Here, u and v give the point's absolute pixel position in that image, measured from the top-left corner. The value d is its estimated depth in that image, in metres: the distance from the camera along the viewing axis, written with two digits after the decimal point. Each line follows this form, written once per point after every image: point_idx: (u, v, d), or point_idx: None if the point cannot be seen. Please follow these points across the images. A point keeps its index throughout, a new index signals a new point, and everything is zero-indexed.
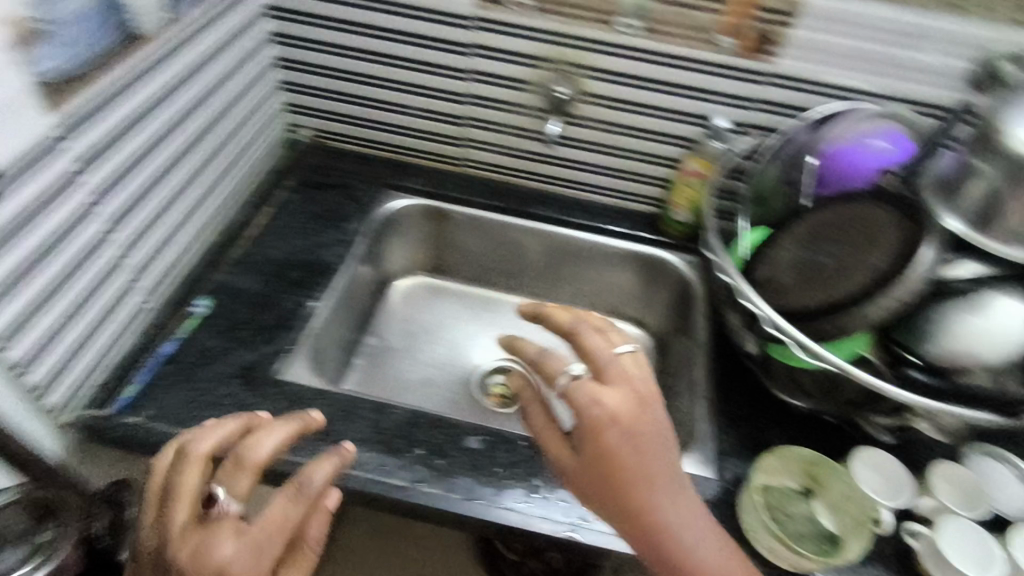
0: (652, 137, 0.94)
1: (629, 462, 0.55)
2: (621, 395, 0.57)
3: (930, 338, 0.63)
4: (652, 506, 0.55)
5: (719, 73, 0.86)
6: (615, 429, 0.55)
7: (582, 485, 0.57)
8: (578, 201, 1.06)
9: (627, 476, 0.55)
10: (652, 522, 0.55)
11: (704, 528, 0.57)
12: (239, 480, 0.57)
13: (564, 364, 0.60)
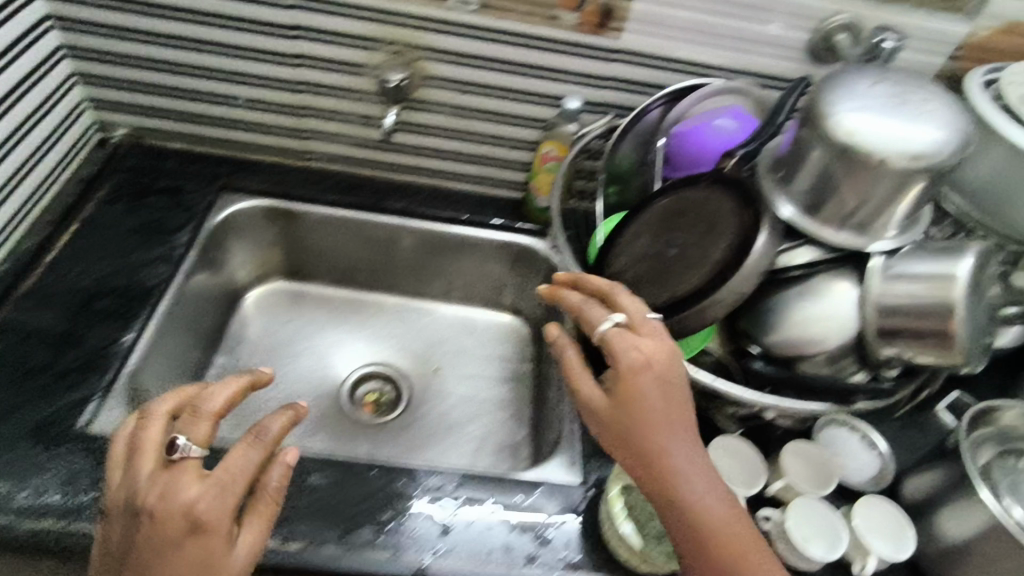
0: (506, 119, 0.88)
1: (653, 404, 0.54)
2: (656, 347, 0.57)
3: (773, 328, 0.62)
4: (669, 452, 0.54)
5: (565, 51, 0.80)
6: (648, 371, 0.55)
7: (606, 425, 0.56)
8: (439, 190, 0.99)
9: (652, 418, 0.54)
10: (665, 468, 0.53)
11: (719, 489, 0.54)
12: (195, 428, 0.52)
13: (605, 312, 0.60)
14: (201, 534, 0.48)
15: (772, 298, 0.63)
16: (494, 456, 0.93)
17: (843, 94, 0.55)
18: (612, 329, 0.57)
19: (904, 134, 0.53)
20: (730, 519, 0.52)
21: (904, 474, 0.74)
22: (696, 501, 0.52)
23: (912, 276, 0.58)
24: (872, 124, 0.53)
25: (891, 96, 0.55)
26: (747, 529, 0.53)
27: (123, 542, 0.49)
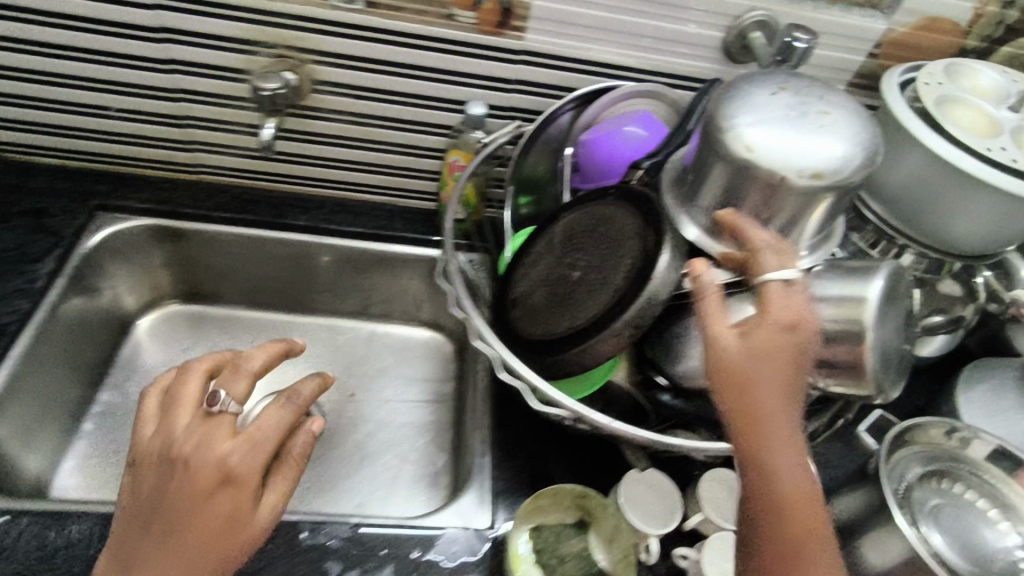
0: (408, 126, 0.82)
1: (771, 371, 0.44)
2: (809, 323, 0.46)
3: (679, 359, 0.57)
4: (770, 432, 0.44)
5: (464, 52, 0.74)
6: (780, 336, 0.45)
7: (727, 370, 0.45)
8: (346, 202, 0.92)
9: (777, 380, 0.44)
10: (771, 430, 0.44)
11: (817, 500, 0.44)
12: (233, 385, 0.57)
13: (780, 262, 0.49)
14: (229, 490, 0.50)
15: (679, 325, 0.58)
16: (410, 488, 0.87)
17: (739, 108, 0.51)
18: (774, 279, 0.47)
19: (802, 152, 0.48)
20: (815, 540, 0.43)
21: (828, 496, 0.71)
22: (791, 492, 0.43)
23: (821, 300, 0.54)
24: (768, 141, 0.49)
25: (790, 107, 0.50)
26: (830, 551, 0.43)
27: (154, 492, 0.50)
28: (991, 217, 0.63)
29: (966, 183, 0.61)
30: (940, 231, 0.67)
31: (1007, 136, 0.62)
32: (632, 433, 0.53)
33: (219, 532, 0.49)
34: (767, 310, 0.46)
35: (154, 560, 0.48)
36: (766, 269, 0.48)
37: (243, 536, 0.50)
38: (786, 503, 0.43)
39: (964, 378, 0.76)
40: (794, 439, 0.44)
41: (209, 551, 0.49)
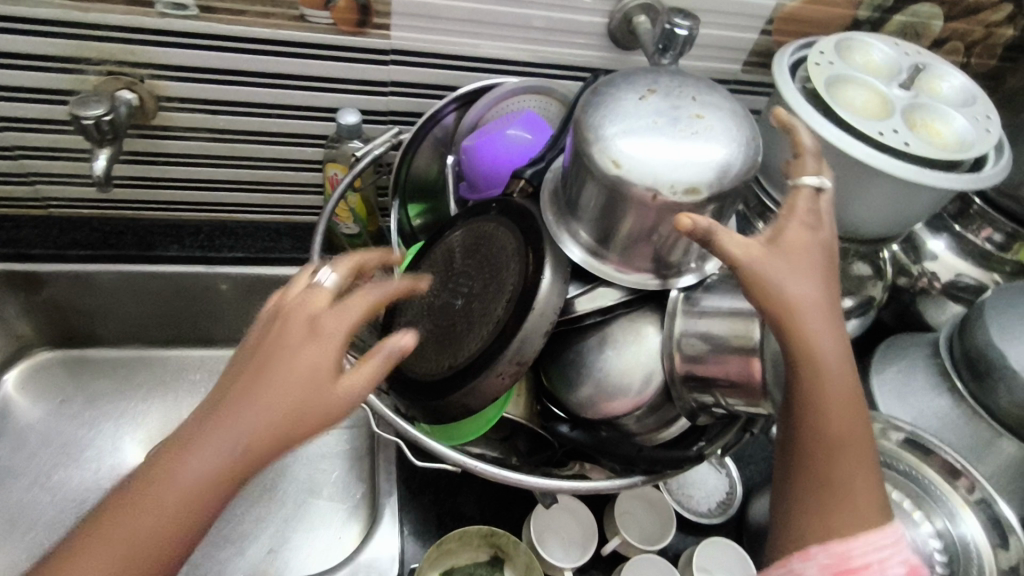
0: (279, 139, 0.74)
1: (800, 264, 0.46)
2: (831, 225, 0.49)
3: (573, 386, 0.53)
4: (809, 317, 0.45)
5: (324, 57, 0.67)
6: (808, 235, 0.47)
7: (760, 261, 0.45)
8: (225, 224, 0.84)
9: (806, 269, 0.46)
10: (807, 314, 0.45)
11: (852, 377, 0.46)
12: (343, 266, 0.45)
13: (821, 170, 0.50)
14: (313, 355, 0.39)
15: (571, 349, 0.54)
16: (326, 526, 0.81)
17: (607, 117, 0.46)
18: (806, 189, 0.49)
19: (675, 165, 0.45)
20: (858, 407, 0.46)
21: (749, 497, 0.69)
22: (829, 373, 0.45)
23: (712, 313, 0.51)
24: (637, 157, 0.45)
25: (660, 114, 0.46)
26: (858, 431, 0.46)
27: (251, 345, 0.41)
28: (887, 202, 0.61)
29: (859, 170, 0.58)
30: (839, 218, 0.64)
31: (897, 117, 0.60)
32: (518, 479, 0.50)
33: (300, 398, 0.38)
34: (794, 218, 0.48)
35: (224, 415, 0.38)
36: (802, 184, 0.49)
37: (316, 419, 0.39)
38: (825, 383, 0.45)
39: (879, 359, 0.76)
40: (840, 325, 0.46)
41: (278, 422, 0.38)
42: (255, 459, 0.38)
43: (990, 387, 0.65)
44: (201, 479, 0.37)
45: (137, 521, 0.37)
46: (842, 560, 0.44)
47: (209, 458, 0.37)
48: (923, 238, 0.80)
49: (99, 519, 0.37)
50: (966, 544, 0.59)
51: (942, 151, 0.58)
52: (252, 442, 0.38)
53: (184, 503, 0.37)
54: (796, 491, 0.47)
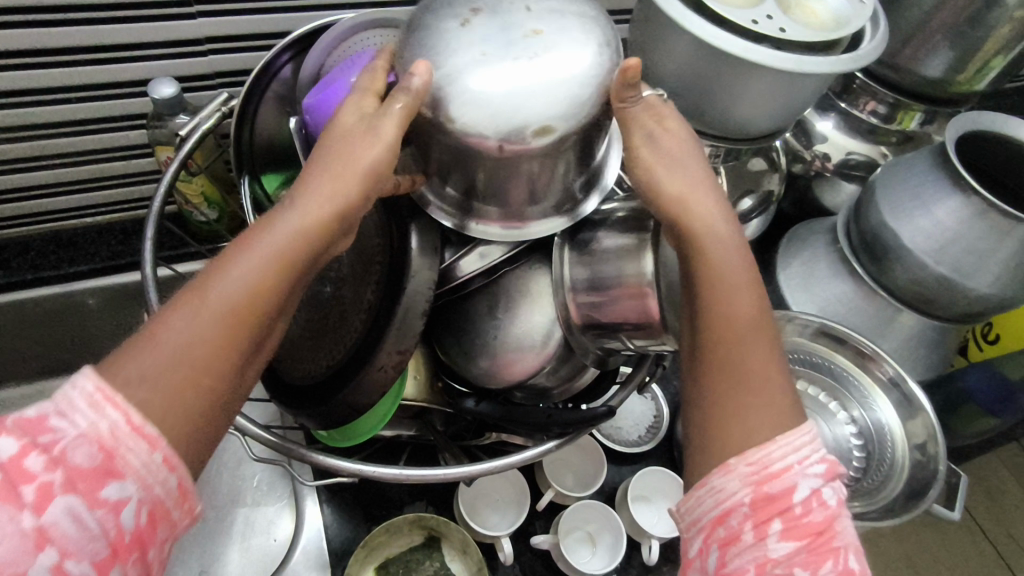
0: (93, 127, 0.63)
1: (676, 159, 0.42)
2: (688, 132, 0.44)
3: (471, 357, 0.49)
4: (693, 209, 0.40)
5: (117, 20, 0.56)
6: (680, 137, 0.43)
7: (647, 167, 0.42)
8: (58, 235, 0.71)
9: (683, 164, 0.42)
10: (688, 206, 0.41)
11: (745, 269, 0.40)
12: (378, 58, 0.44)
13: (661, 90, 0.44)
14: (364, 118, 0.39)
15: (462, 318, 0.49)
16: (258, 532, 0.75)
17: (433, 56, 0.39)
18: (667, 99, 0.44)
19: (523, 102, 0.38)
20: (754, 294, 0.40)
21: (677, 415, 0.68)
22: (716, 266, 0.39)
23: (604, 255, 0.46)
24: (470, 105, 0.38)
25: (490, 39, 0.39)
26: (766, 334, 0.39)
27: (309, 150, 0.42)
28: (771, 95, 0.57)
29: (737, 67, 0.54)
30: (726, 119, 0.60)
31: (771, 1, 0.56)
32: (424, 475, 0.46)
33: (349, 151, 0.38)
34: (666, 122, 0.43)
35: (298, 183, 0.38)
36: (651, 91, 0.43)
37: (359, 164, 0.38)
38: (717, 278, 0.39)
39: (784, 255, 0.76)
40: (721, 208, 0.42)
41: (337, 171, 0.38)
42: (328, 210, 0.37)
43: (887, 267, 0.66)
44: (280, 234, 0.36)
45: (223, 277, 0.35)
46: (764, 466, 0.35)
47: (284, 221, 0.36)
48: (812, 121, 0.78)
49: (185, 289, 0.35)
50: (881, 427, 0.62)
51: (819, 32, 0.54)
52: (316, 197, 0.37)
53: (269, 251, 0.36)
54: (702, 397, 0.39)
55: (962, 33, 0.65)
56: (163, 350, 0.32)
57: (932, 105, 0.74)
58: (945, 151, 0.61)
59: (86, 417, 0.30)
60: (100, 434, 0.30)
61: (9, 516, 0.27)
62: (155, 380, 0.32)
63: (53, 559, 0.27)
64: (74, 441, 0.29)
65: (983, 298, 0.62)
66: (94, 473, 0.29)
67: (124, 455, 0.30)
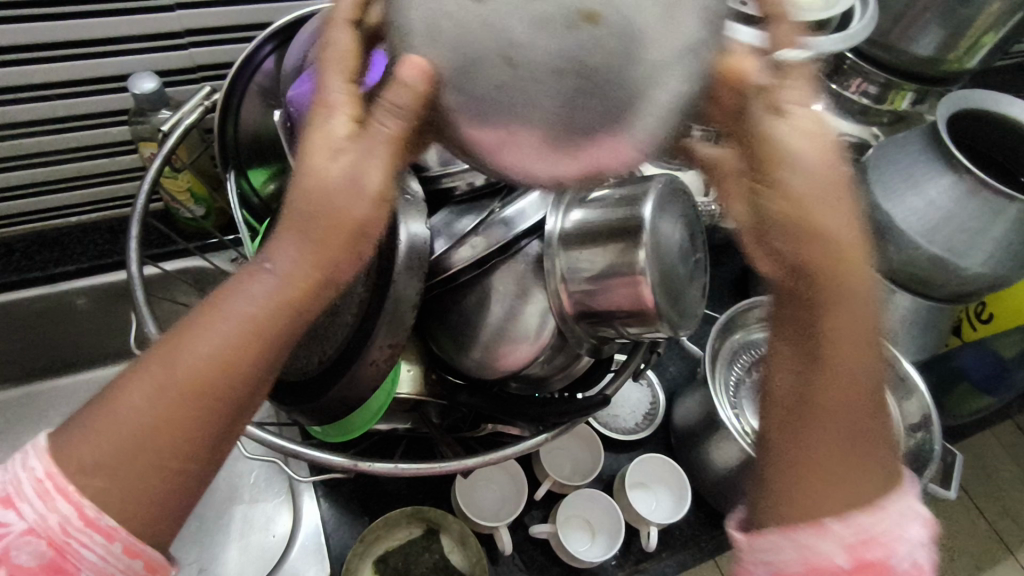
0: (72, 124, 0.62)
1: (832, 188, 0.36)
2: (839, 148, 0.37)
3: (464, 349, 0.48)
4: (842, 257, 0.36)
5: (94, 13, 0.55)
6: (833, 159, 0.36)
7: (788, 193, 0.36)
8: (41, 235, 0.70)
9: (837, 195, 0.36)
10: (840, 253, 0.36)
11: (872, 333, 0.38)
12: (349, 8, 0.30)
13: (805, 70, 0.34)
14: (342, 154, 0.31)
15: (454, 312, 0.48)
16: (256, 529, 0.75)
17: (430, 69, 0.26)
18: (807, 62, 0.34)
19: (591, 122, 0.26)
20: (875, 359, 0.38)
21: (672, 401, 0.68)
22: (850, 327, 0.37)
23: (593, 242, 0.46)
24: (473, 93, 0.26)
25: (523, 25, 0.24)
26: (877, 401, 0.38)
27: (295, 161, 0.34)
28: None
29: None
30: None
31: None
32: (419, 469, 0.46)
33: (323, 208, 0.31)
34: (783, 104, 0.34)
35: (273, 236, 0.34)
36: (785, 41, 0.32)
37: (336, 220, 0.32)
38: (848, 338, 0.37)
39: None
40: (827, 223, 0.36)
41: (310, 238, 0.32)
42: (302, 276, 0.33)
43: (880, 248, 0.66)
44: (240, 316, 0.33)
45: (192, 346, 0.33)
46: (867, 536, 0.34)
47: (254, 283, 0.33)
48: None
49: (161, 346, 0.34)
50: None
51: (805, 13, 0.53)
52: (284, 272, 0.33)
53: (238, 318, 0.33)
54: (799, 452, 0.37)
55: (952, 10, 0.65)
56: (121, 431, 0.33)
57: (923, 83, 0.74)
58: (935, 130, 0.61)
59: (23, 520, 0.33)
60: (42, 534, 0.33)
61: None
62: (109, 463, 0.33)
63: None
64: (16, 542, 0.33)
65: (976, 276, 0.62)
66: (38, 571, 0.33)
67: (63, 556, 0.33)
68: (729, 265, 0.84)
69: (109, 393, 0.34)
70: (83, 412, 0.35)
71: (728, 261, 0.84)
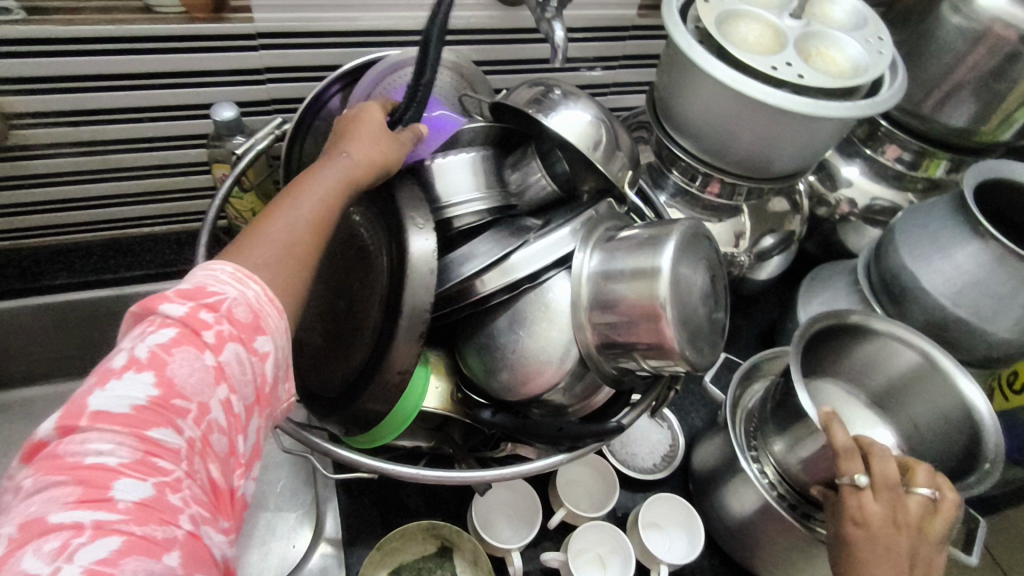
0: (160, 144, 0.69)
1: (875, 561, 0.48)
2: (876, 509, 0.49)
3: (492, 371, 0.51)
4: None
5: (189, 48, 0.62)
6: (867, 526, 0.48)
7: (839, 561, 0.50)
8: (118, 241, 0.77)
9: (877, 561, 0.48)
10: None
11: None
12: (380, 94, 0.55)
13: (847, 466, 0.50)
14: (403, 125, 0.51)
15: (483, 333, 0.52)
16: (279, 537, 0.77)
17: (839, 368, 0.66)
18: (849, 469, 0.50)
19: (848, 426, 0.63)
20: None
21: (691, 444, 0.69)
22: None
23: (616, 276, 0.49)
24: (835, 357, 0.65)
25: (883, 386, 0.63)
26: None
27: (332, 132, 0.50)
28: (789, 137, 0.59)
29: (751, 106, 0.57)
30: (745, 159, 0.63)
31: (790, 49, 0.59)
32: (439, 479, 0.48)
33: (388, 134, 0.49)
34: (837, 420, 0.51)
35: (346, 143, 0.47)
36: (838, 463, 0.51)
37: (399, 144, 0.50)
38: None
39: (806, 293, 0.78)
40: (938, 497, 0.50)
41: (384, 143, 0.48)
42: (381, 157, 0.48)
43: (905, 309, 0.67)
44: (344, 174, 0.45)
45: (306, 195, 0.43)
46: None
47: (341, 165, 0.46)
48: (838, 165, 0.79)
49: (268, 207, 0.42)
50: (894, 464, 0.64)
51: (833, 79, 0.56)
52: (364, 154, 0.47)
53: (343, 178, 0.45)
54: None
55: (986, 84, 0.67)
56: (273, 252, 0.39)
57: (956, 153, 0.76)
58: (962, 198, 0.62)
59: (235, 288, 0.36)
60: (249, 300, 0.36)
61: (197, 353, 0.33)
62: (272, 271, 0.38)
63: (227, 391, 0.34)
64: (236, 303, 0.35)
65: (1003, 342, 0.62)
66: (247, 327, 0.35)
67: (265, 319, 0.36)
68: (757, 317, 0.86)
69: (241, 237, 0.40)
70: (223, 254, 0.39)
71: (756, 315, 0.86)
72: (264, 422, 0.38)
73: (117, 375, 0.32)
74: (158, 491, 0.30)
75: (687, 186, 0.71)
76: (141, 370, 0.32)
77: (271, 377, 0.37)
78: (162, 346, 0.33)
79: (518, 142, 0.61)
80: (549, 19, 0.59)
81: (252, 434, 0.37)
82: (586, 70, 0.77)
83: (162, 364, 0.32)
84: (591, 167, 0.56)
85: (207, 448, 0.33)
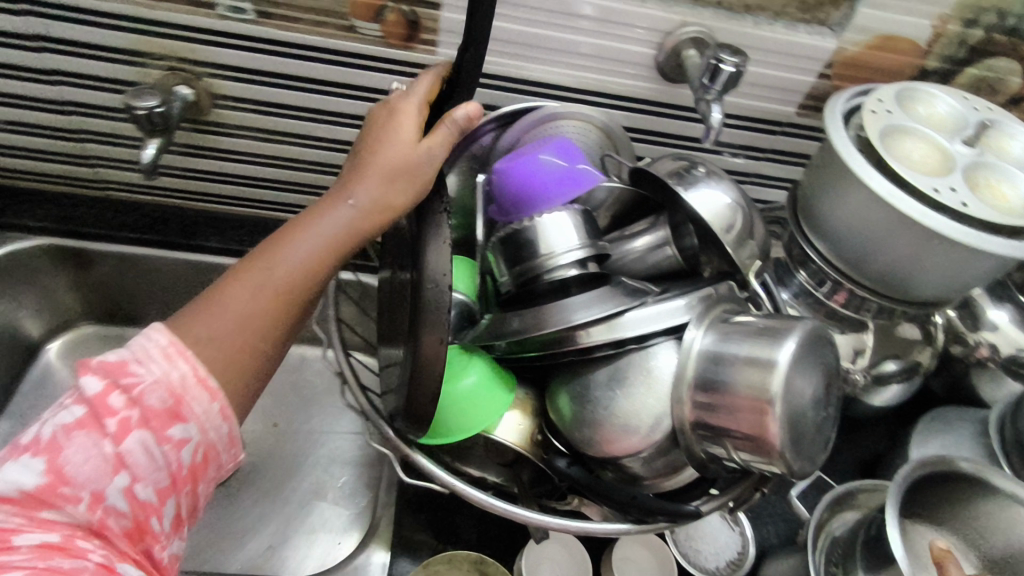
0: (327, 145, 0.77)
1: None
2: None
3: (579, 420, 0.51)
4: None
5: (375, 68, 0.69)
6: None
7: None
8: (266, 221, 0.86)
9: None
10: None
11: None
12: (423, 86, 0.50)
13: None
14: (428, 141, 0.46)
15: (578, 382, 0.52)
16: (329, 530, 0.78)
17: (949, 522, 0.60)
18: None
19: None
20: None
21: (763, 558, 0.65)
22: None
23: (728, 359, 0.48)
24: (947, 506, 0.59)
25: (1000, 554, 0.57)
26: None
27: (360, 140, 0.49)
28: (937, 263, 0.56)
29: (903, 223, 0.55)
30: (883, 275, 0.60)
31: (957, 175, 0.57)
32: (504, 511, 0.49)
33: (414, 163, 0.46)
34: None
35: (351, 184, 0.47)
36: None
37: (415, 176, 0.46)
38: None
39: (922, 432, 0.71)
40: None
41: (392, 182, 0.46)
42: (383, 204, 0.46)
43: None
44: (332, 231, 0.46)
45: (285, 259, 0.46)
46: None
47: (334, 221, 0.46)
48: (984, 304, 0.73)
49: (242, 268, 0.47)
50: None
51: (1000, 214, 0.53)
52: (366, 202, 0.47)
53: (326, 242, 0.46)
54: None
55: None
56: (221, 330, 0.44)
57: None
58: None
59: (161, 367, 0.42)
60: (172, 380, 0.42)
61: (96, 440, 0.41)
62: (216, 343, 0.44)
63: (127, 476, 0.42)
64: (150, 388, 0.42)
65: None
66: (161, 413, 0.42)
67: (186, 403, 0.42)
68: (861, 444, 0.80)
69: (204, 302, 0.45)
70: (181, 318, 0.45)
71: (859, 441, 0.80)
72: (188, 495, 0.45)
73: (29, 453, 0.41)
74: (64, 539, 0.40)
75: (813, 288, 0.68)
76: (41, 453, 0.41)
77: (185, 462, 0.43)
78: (66, 429, 0.41)
79: (652, 206, 0.62)
80: (709, 99, 0.61)
81: (170, 509, 0.44)
82: (730, 155, 0.78)
83: (61, 449, 0.41)
84: (718, 248, 0.56)
85: (108, 521, 0.42)
